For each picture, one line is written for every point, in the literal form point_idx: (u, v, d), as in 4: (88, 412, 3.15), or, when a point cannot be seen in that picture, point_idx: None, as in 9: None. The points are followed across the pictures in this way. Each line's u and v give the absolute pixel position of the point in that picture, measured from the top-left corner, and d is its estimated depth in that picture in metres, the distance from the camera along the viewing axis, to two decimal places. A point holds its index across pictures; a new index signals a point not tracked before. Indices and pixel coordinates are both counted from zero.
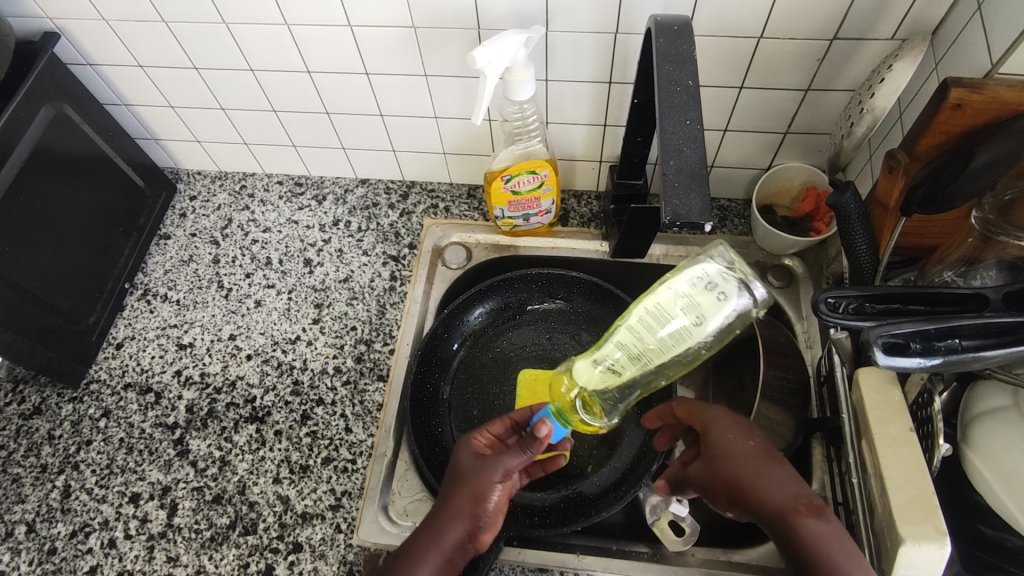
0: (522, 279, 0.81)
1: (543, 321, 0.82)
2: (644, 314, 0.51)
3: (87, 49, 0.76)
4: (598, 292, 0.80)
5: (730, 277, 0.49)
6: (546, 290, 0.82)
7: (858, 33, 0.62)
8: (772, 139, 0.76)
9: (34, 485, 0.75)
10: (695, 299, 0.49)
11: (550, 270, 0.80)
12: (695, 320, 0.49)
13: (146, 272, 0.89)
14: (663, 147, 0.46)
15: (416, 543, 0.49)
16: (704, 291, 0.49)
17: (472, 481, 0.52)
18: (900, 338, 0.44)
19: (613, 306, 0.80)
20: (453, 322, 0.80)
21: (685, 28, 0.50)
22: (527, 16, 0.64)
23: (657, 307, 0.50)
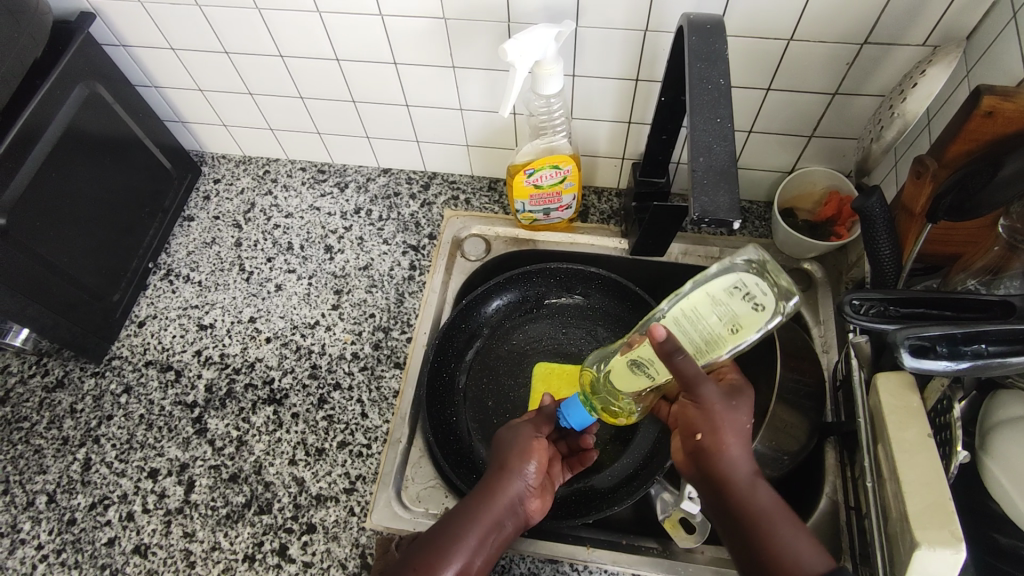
0: (541, 273, 0.81)
1: (560, 315, 0.83)
2: (676, 317, 0.53)
3: (121, 31, 0.77)
4: (616, 289, 0.80)
5: (767, 287, 0.51)
6: (565, 285, 0.82)
7: (889, 38, 0.62)
8: (796, 142, 0.76)
9: (56, 456, 0.76)
10: (731, 307, 0.51)
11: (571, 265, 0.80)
12: (729, 328, 0.51)
13: (170, 252, 0.90)
14: (693, 144, 0.47)
15: (470, 509, 0.53)
16: (739, 299, 0.51)
17: (516, 447, 0.58)
18: (926, 341, 0.44)
19: (629, 303, 0.81)
20: (471, 313, 0.80)
21: (718, 28, 0.51)
22: (558, 11, 0.64)
23: (690, 312, 0.52)
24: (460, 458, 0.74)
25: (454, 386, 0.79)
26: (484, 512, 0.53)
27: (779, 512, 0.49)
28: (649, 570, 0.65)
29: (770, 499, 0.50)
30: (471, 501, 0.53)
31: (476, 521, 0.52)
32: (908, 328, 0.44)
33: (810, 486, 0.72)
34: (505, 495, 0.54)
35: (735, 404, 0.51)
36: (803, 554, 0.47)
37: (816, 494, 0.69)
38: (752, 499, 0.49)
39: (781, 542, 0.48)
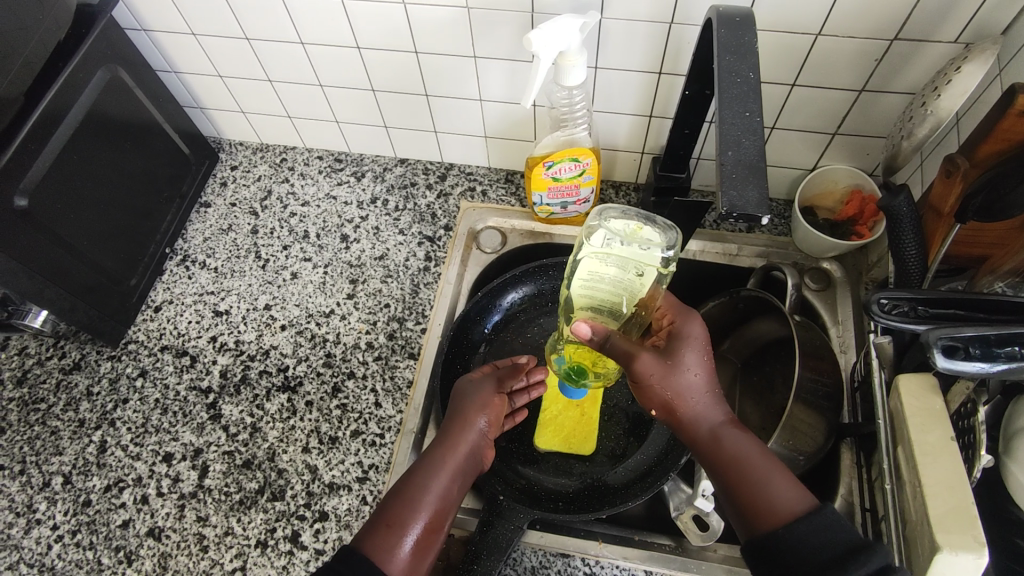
0: (558, 266, 0.81)
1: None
2: (585, 280, 0.59)
3: (143, 15, 0.77)
4: None
5: (627, 226, 0.57)
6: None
7: (920, 34, 0.61)
8: (820, 139, 0.75)
9: (72, 438, 0.77)
10: (622, 257, 0.56)
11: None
12: (634, 273, 0.56)
13: (186, 238, 0.91)
14: (722, 138, 0.46)
15: (430, 458, 0.56)
16: (623, 247, 0.56)
17: (469, 403, 0.61)
18: (960, 342, 0.44)
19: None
20: (487, 305, 0.80)
21: (747, 20, 0.50)
22: (583, 1, 0.64)
23: (594, 273, 0.58)
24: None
25: None
26: (442, 463, 0.55)
27: (755, 456, 0.50)
28: (661, 566, 0.65)
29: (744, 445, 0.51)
30: (427, 456, 0.56)
31: (434, 473, 0.54)
32: (940, 328, 0.44)
33: (825, 487, 0.72)
34: (456, 448, 0.57)
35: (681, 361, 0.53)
36: (780, 494, 0.47)
37: (832, 495, 0.69)
38: (725, 449, 0.51)
39: (755, 485, 0.48)
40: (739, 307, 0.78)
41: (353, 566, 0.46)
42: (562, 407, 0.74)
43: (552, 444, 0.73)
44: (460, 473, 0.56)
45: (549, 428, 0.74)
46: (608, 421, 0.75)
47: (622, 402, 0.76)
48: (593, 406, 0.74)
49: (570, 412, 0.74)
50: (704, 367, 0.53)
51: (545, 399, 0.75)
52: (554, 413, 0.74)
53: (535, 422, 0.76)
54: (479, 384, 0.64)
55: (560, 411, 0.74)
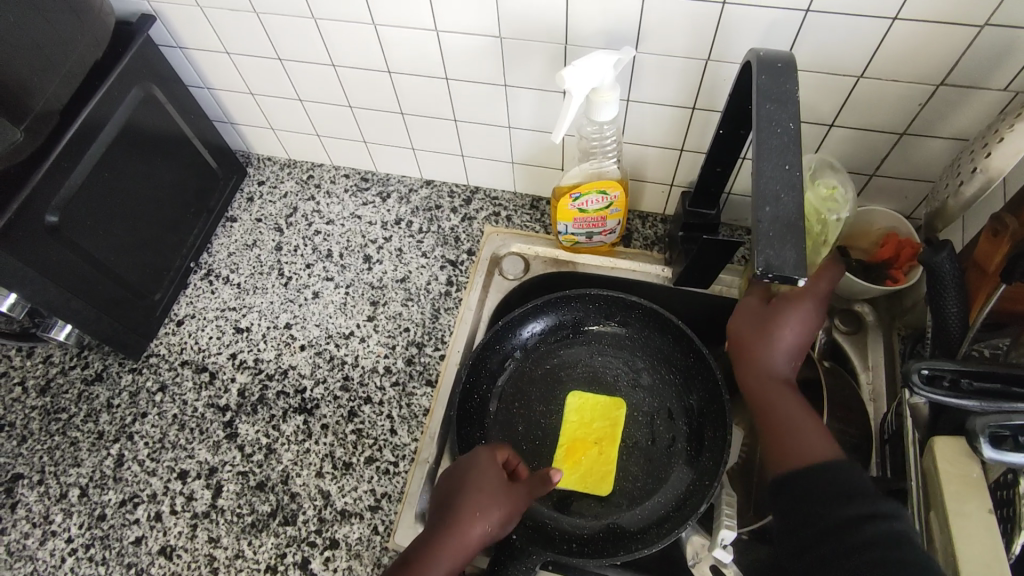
0: (579, 298, 0.79)
1: (595, 341, 0.80)
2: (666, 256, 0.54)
3: (180, 34, 0.78)
4: (656, 319, 0.77)
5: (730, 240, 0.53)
6: (604, 312, 0.80)
7: (969, 80, 0.59)
8: (857, 180, 0.73)
9: (90, 450, 0.77)
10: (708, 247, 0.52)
11: (611, 293, 0.77)
12: None
13: (211, 252, 0.91)
14: (758, 191, 0.44)
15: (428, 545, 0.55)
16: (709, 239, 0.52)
17: (473, 492, 0.58)
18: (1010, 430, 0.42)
19: (672, 335, 0.77)
20: (506, 334, 0.78)
21: (789, 67, 0.48)
22: (618, 36, 0.63)
23: None
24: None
25: (485, 408, 0.77)
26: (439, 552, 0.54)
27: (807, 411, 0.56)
28: None
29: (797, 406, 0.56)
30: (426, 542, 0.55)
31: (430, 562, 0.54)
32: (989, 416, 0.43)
33: None
34: (461, 540, 0.55)
35: (777, 316, 0.59)
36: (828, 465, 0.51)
37: None
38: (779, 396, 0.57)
39: (793, 443, 0.54)
40: None
41: None
42: (581, 444, 0.74)
43: (566, 481, 0.72)
44: (461, 560, 0.55)
45: (565, 464, 0.73)
46: (626, 460, 0.74)
47: (642, 440, 0.74)
48: (612, 447, 0.74)
49: (589, 450, 0.74)
50: (796, 324, 0.59)
51: (564, 435, 0.75)
52: (574, 451, 0.74)
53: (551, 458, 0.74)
54: (486, 471, 0.60)
55: (578, 448, 0.74)
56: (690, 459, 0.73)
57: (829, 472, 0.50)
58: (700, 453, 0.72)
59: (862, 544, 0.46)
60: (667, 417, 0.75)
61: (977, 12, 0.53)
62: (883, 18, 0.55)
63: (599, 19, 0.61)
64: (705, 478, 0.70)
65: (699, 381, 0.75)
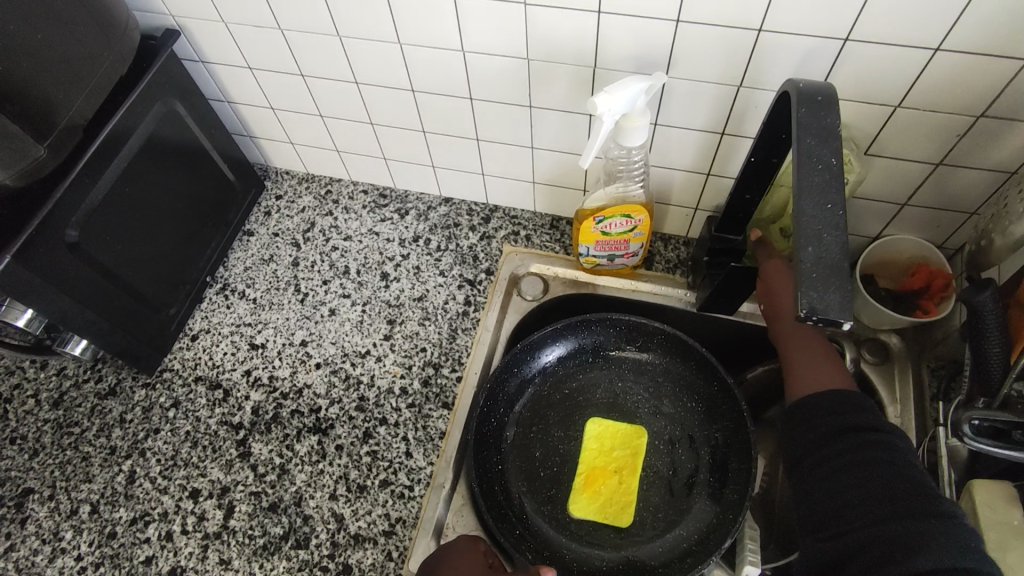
0: (600, 323, 0.77)
1: (615, 366, 0.79)
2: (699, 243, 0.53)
3: (203, 48, 0.77)
4: (678, 346, 0.76)
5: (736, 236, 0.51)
6: (626, 337, 0.78)
7: (1011, 113, 0.57)
8: (888, 209, 0.71)
9: (102, 466, 0.76)
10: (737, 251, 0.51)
11: (635, 319, 0.76)
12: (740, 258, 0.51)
13: (227, 266, 0.91)
14: (799, 229, 0.43)
15: None
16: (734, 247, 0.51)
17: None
18: None
19: (694, 361, 0.76)
20: (523, 360, 0.76)
21: (830, 99, 0.47)
22: (648, 60, 0.62)
23: None
24: (502, 513, 0.71)
25: (502, 433, 0.75)
26: None
27: (832, 357, 0.63)
28: None
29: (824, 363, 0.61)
30: None
31: None
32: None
33: None
34: None
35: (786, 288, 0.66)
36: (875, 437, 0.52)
37: None
38: (803, 340, 0.64)
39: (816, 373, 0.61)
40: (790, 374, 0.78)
41: None
42: (600, 472, 0.73)
43: (585, 511, 0.71)
44: None
45: (584, 494, 0.72)
46: (646, 490, 0.72)
47: (663, 470, 0.73)
48: (632, 477, 0.72)
49: (609, 479, 0.72)
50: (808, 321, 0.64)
51: (583, 463, 0.73)
52: (593, 480, 0.72)
53: (569, 486, 0.73)
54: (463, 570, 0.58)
55: (598, 477, 0.72)
56: (711, 491, 0.71)
57: (871, 434, 0.52)
58: (723, 485, 0.71)
59: (854, 460, 0.51)
60: (689, 446, 0.74)
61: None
62: (925, 49, 0.54)
63: (630, 44, 0.60)
64: (727, 511, 0.69)
65: (723, 410, 0.74)
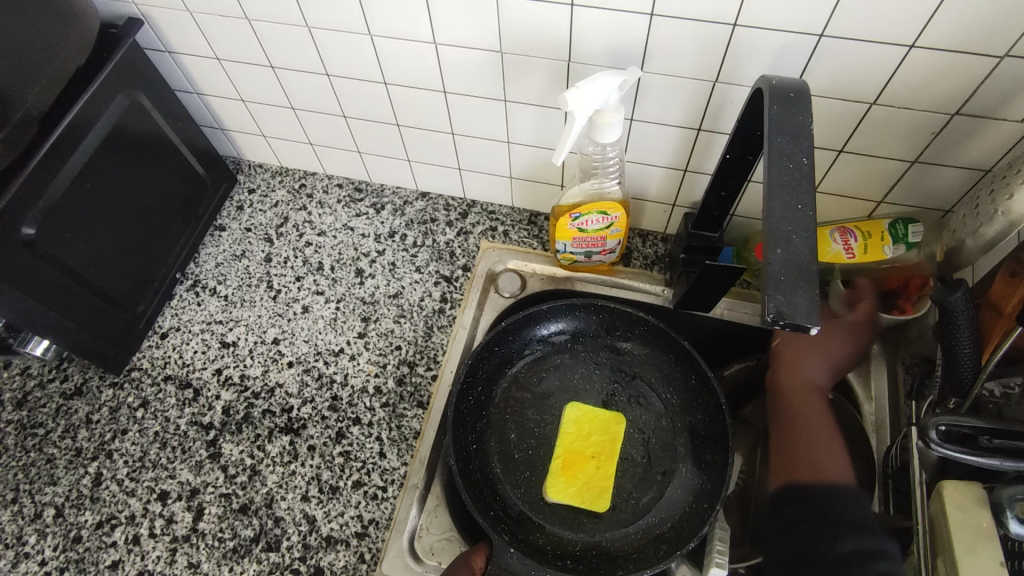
0: (588, 308, 0.76)
1: (591, 357, 0.77)
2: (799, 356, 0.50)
3: (168, 38, 0.75)
4: (662, 338, 0.75)
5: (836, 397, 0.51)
6: (612, 328, 0.77)
7: (985, 111, 0.57)
8: (865, 207, 0.71)
9: (67, 468, 0.74)
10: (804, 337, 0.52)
11: (625, 307, 0.75)
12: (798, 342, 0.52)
13: (198, 262, 0.88)
14: (768, 230, 0.42)
15: None
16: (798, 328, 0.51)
17: None
18: None
19: (674, 356, 0.75)
20: (509, 336, 0.75)
21: (802, 97, 0.46)
22: (622, 55, 0.61)
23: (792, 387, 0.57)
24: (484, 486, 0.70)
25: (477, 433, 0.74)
26: None
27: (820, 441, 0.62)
28: None
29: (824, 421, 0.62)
30: None
31: None
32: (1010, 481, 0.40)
33: None
34: None
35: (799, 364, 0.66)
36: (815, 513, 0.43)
37: None
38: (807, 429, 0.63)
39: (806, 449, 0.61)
40: (759, 376, 0.78)
41: None
42: (579, 455, 0.71)
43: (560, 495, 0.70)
44: None
45: (562, 477, 0.71)
46: (625, 475, 0.71)
47: (638, 457, 0.72)
48: (610, 461, 0.71)
49: (586, 463, 0.71)
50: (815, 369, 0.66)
51: (561, 446, 0.72)
52: (574, 461, 0.71)
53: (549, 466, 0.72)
54: None
55: (576, 461, 0.71)
56: (683, 483, 0.71)
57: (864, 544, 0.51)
58: (699, 478, 0.70)
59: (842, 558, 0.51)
60: (669, 435, 0.73)
61: (999, 43, 0.51)
62: (901, 45, 0.53)
63: (604, 37, 0.59)
64: (701, 502, 0.69)
65: (703, 407, 0.73)
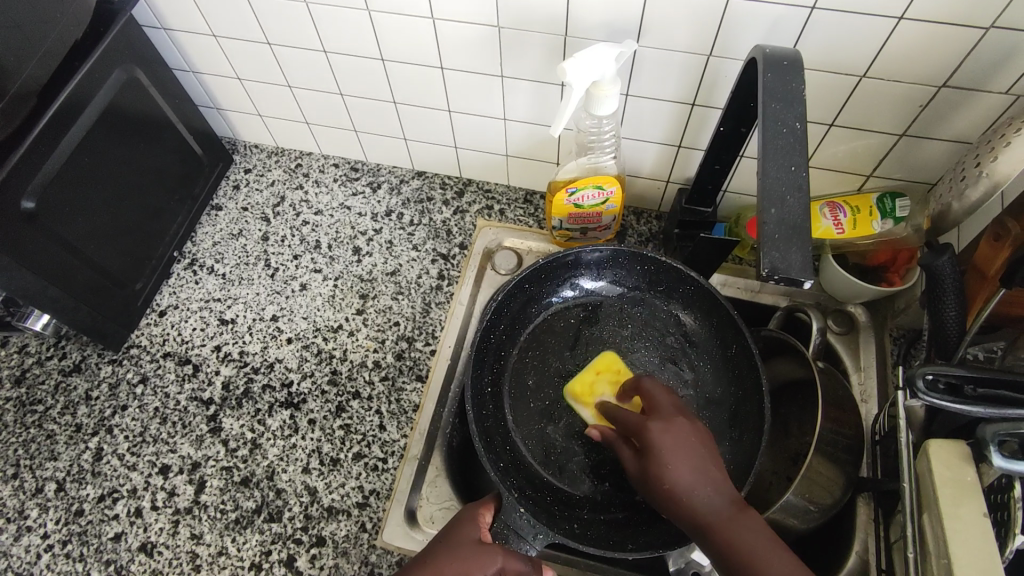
0: (627, 258, 0.74)
1: (629, 318, 0.75)
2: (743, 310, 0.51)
3: (164, 14, 0.75)
4: (704, 296, 0.71)
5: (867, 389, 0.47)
6: (655, 287, 0.75)
7: (970, 83, 0.58)
8: (854, 181, 0.73)
9: (67, 444, 0.75)
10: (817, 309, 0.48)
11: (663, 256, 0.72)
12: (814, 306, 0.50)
13: (195, 241, 0.89)
14: (763, 192, 0.44)
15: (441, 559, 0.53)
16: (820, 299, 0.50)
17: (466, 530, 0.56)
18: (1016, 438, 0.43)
19: (715, 320, 0.72)
20: (544, 278, 0.75)
21: (795, 65, 0.47)
22: (618, 28, 0.62)
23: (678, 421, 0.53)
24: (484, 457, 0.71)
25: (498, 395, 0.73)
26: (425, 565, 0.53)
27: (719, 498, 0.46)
28: None
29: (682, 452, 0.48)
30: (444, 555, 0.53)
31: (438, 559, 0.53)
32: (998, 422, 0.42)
33: (837, 540, 0.69)
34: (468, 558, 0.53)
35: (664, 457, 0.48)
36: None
37: (844, 550, 0.67)
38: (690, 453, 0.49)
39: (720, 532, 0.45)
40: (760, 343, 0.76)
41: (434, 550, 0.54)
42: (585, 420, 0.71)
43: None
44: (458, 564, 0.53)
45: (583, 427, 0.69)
46: None
47: None
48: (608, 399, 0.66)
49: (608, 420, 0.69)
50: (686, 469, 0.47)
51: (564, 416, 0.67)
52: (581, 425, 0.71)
53: None
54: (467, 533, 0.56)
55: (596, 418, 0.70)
56: None
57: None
58: None
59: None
60: None
61: (984, 14, 0.52)
62: (889, 17, 0.54)
63: (600, 11, 0.60)
64: None
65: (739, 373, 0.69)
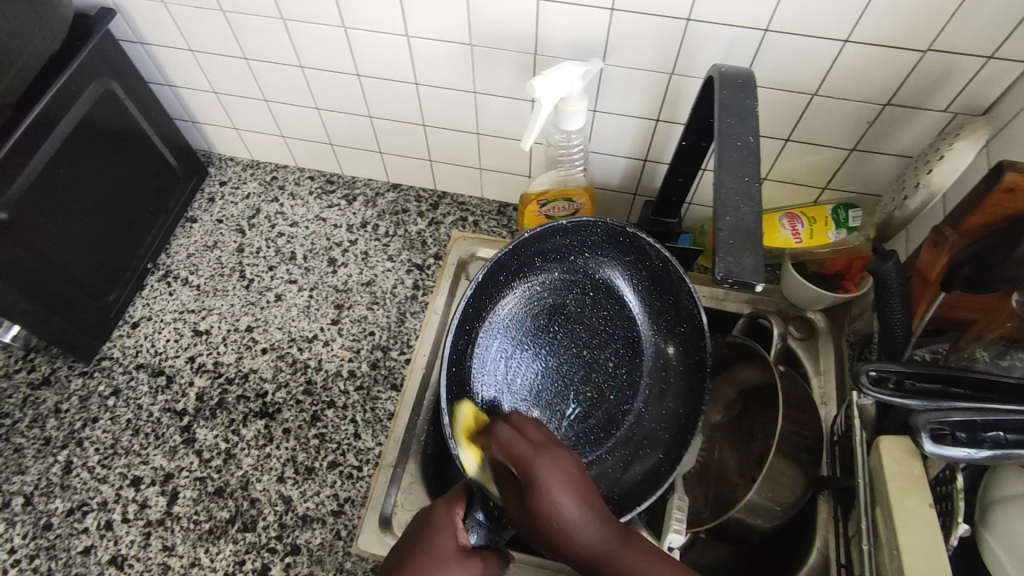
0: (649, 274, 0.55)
1: (598, 301, 0.70)
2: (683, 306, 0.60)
3: (140, 28, 0.76)
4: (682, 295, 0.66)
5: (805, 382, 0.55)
6: (650, 290, 0.69)
7: (912, 102, 0.62)
8: (811, 193, 0.77)
9: (36, 457, 0.74)
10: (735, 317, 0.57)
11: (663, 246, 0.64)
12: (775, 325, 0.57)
13: (169, 253, 0.89)
14: (719, 201, 0.47)
15: (419, 535, 0.51)
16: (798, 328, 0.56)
17: (443, 541, 0.50)
18: (946, 428, 0.46)
19: (688, 328, 0.67)
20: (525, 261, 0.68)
21: (748, 83, 0.51)
22: (586, 47, 0.65)
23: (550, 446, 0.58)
24: None
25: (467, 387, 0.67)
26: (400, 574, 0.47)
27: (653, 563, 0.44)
28: None
29: (584, 530, 0.45)
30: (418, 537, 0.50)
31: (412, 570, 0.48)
32: (929, 412, 0.46)
33: (800, 537, 0.71)
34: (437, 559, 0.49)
35: (539, 489, 0.45)
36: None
37: (806, 546, 0.69)
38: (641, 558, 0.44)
39: None
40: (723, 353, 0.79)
41: (417, 538, 0.50)
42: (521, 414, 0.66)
43: (470, 447, 0.59)
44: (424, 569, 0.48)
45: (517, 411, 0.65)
46: None
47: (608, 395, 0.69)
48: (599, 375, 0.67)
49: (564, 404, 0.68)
50: (560, 487, 0.45)
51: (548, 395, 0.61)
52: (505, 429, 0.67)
53: None
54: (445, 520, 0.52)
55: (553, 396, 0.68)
56: None
57: None
58: None
59: None
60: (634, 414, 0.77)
61: (921, 39, 0.57)
62: (836, 40, 0.58)
63: (568, 30, 0.63)
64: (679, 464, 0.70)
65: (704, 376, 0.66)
